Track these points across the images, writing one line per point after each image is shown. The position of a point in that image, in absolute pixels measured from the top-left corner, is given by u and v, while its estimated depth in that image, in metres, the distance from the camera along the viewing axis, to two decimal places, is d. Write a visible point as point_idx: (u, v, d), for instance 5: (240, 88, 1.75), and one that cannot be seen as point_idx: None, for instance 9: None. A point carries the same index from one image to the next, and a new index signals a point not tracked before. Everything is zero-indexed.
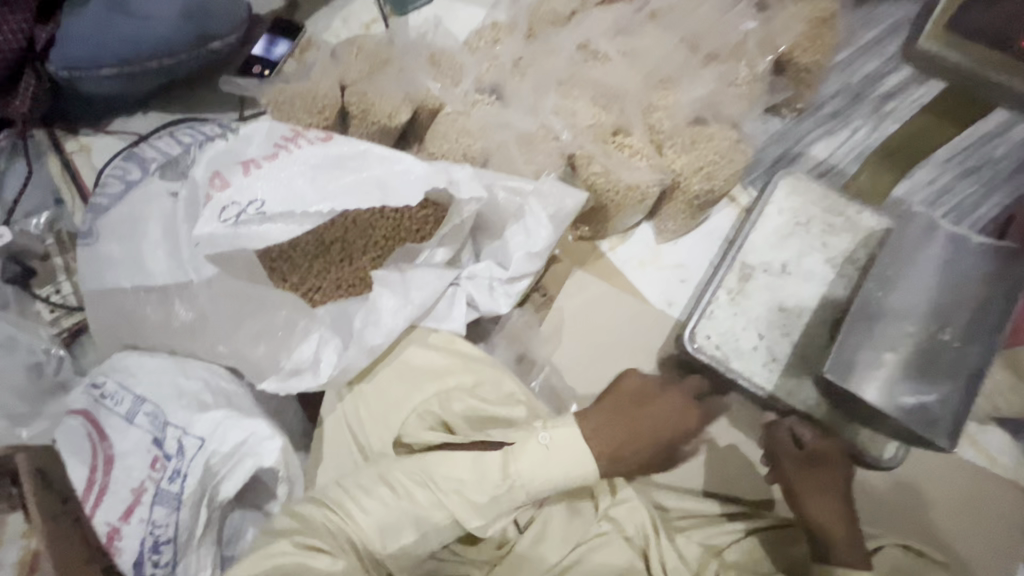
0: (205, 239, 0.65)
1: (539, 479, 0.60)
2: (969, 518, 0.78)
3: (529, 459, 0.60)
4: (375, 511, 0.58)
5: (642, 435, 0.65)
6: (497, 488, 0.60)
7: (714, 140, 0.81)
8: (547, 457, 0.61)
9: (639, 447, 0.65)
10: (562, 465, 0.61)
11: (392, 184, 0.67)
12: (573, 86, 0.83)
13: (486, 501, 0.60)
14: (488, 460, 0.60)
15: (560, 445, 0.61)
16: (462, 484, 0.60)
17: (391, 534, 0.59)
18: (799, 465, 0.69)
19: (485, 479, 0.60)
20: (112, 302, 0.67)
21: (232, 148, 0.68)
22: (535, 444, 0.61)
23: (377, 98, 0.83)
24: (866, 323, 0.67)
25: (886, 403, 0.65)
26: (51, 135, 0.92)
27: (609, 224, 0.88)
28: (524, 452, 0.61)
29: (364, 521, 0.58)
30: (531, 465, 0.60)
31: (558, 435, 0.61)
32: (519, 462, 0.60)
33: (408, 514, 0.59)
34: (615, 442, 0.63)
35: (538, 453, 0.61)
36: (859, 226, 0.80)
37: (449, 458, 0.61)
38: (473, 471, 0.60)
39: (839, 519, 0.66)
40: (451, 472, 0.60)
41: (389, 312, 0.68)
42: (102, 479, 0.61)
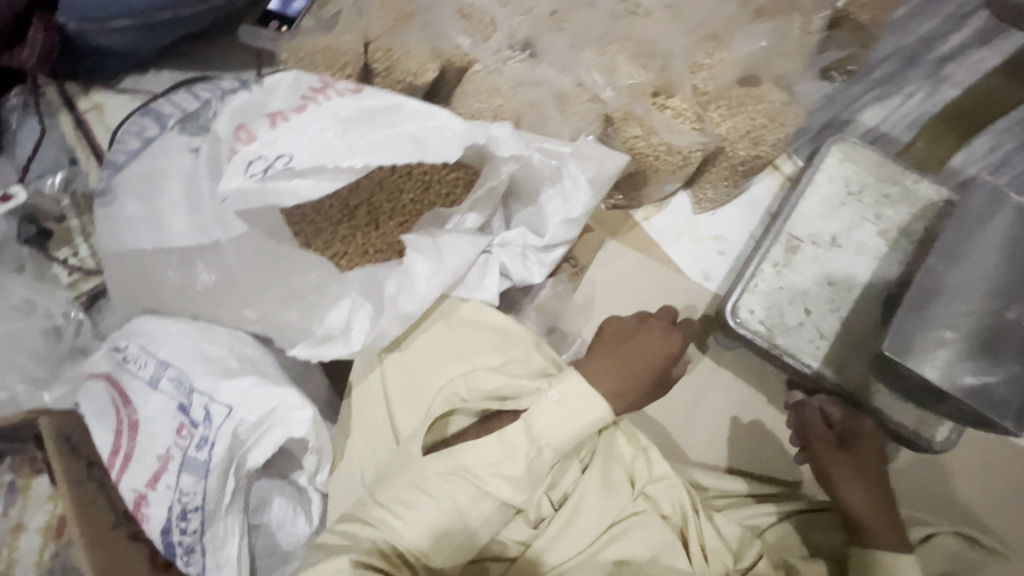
0: (234, 194, 0.60)
1: (561, 435, 0.59)
2: (1006, 494, 0.77)
3: (547, 421, 0.59)
4: (418, 520, 0.57)
5: (636, 369, 0.66)
6: (527, 456, 0.59)
7: (767, 98, 0.76)
8: (560, 415, 0.60)
9: (640, 378, 0.65)
10: (576, 418, 0.60)
11: (426, 141, 0.63)
12: (612, 42, 0.77)
13: (521, 475, 0.59)
14: (510, 434, 0.59)
15: (570, 401, 0.60)
16: (498, 465, 0.58)
17: (442, 539, 0.58)
18: (833, 448, 0.69)
19: (515, 453, 0.59)
20: (133, 263, 0.65)
21: (257, 100, 0.64)
22: (547, 404, 0.60)
23: (403, 53, 0.78)
24: (926, 298, 0.63)
25: (945, 383, 0.60)
26: (63, 92, 0.88)
27: (646, 192, 0.84)
28: (539, 414, 0.60)
29: (407, 532, 0.56)
30: (548, 423, 0.59)
31: (565, 391, 0.60)
32: (539, 426, 0.59)
33: (451, 514, 0.57)
34: (613, 380, 0.64)
35: (552, 412, 0.60)
36: (916, 197, 0.75)
37: (478, 444, 0.59)
38: (503, 449, 0.59)
39: (872, 500, 0.66)
40: (483, 458, 0.58)
41: (424, 279, 0.64)
42: (128, 444, 0.60)
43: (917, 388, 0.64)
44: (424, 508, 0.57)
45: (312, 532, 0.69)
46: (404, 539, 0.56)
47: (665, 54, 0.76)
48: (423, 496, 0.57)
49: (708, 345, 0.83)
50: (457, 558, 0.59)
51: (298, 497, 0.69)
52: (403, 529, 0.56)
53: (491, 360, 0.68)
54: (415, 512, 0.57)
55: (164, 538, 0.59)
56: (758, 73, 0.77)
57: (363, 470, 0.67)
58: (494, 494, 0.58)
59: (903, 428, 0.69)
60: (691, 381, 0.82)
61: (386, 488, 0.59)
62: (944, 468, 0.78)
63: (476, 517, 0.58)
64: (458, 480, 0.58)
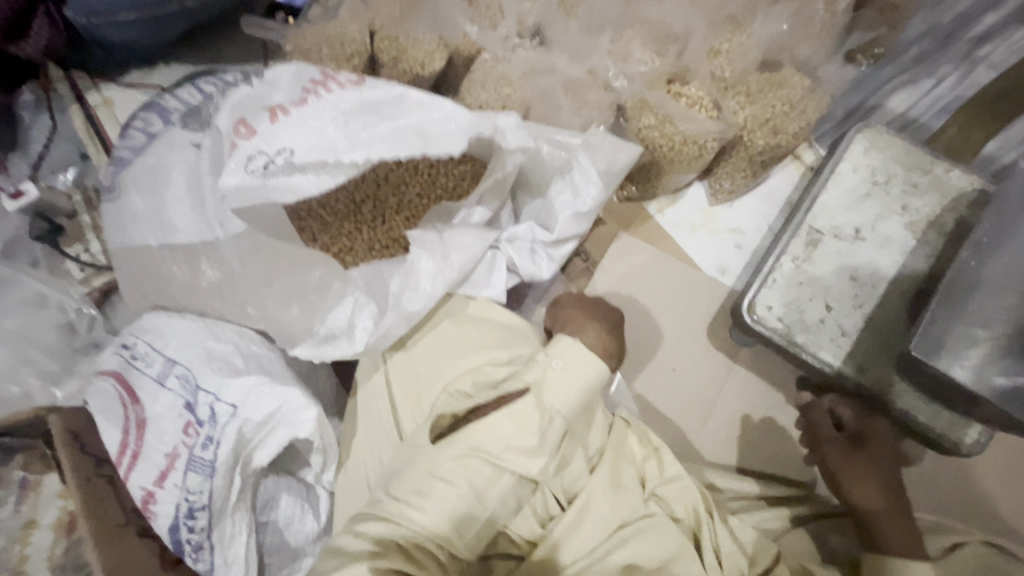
0: (233, 191, 0.59)
1: (569, 401, 0.59)
2: None
3: (555, 389, 0.59)
4: (436, 508, 0.56)
5: (596, 340, 0.66)
6: (540, 437, 0.58)
7: (790, 83, 0.72)
8: (565, 381, 0.59)
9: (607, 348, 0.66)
10: (579, 382, 0.59)
11: (431, 133, 0.61)
12: (626, 27, 0.74)
13: (536, 447, 0.57)
14: (523, 410, 0.58)
15: (573, 364, 0.60)
16: (509, 439, 0.57)
17: (463, 524, 0.57)
18: (844, 451, 0.69)
19: (528, 427, 0.58)
20: (138, 259, 0.64)
21: (257, 94, 0.61)
22: (553, 373, 0.59)
23: (411, 41, 0.76)
24: (956, 295, 0.60)
25: (979, 384, 0.57)
26: (74, 87, 0.88)
27: (659, 184, 0.81)
28: (545, 385, 0.59)
29: (426, 523, 0.55)
30: (559, 392, 0.59)
31: (565, 357, 0.60)
32: (549, 397, 0.59)
33: (469, 499, 0.56)
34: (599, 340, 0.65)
35: (556, 379, 0.59)
36: (947, 187, 0.71)
37: (488, 421, 0.58)
38: (515, 423, 0.58)
39: (884, 503, 0.66)
40: (495, 433, 0.58)
41: (429, 277, 0.63)
42: (135, 443, 0.60)
43: (950, 390, 0.60)
44: (433, 510, 0.56)
45: (321, 530, 0.69)
46: (422, 530, 0.56)
47: (683, 36, 0.74)
48: (427, 497, 0.56)
49: (724, 341, 0.81)
50: (478, 543, 0.58)
51: (305, 494, 0.69)
52: (421, 520, 0.56)
53: (499, 357, 0.65)
54: (431, 501, 0.56)
55: (173, 536, 0.59)
56: (780, 56, 0.74)
57: (369, 469, 0.66)
58: (510, 471, 0.57)
59: (931, 430, 0.65)
60: (706, 378, 0.80)
61: (400, 480, 0.58)
62: (967, 471, 0.75)
63: (484, 516, 0.57)
64: (473, 463, 0.57)
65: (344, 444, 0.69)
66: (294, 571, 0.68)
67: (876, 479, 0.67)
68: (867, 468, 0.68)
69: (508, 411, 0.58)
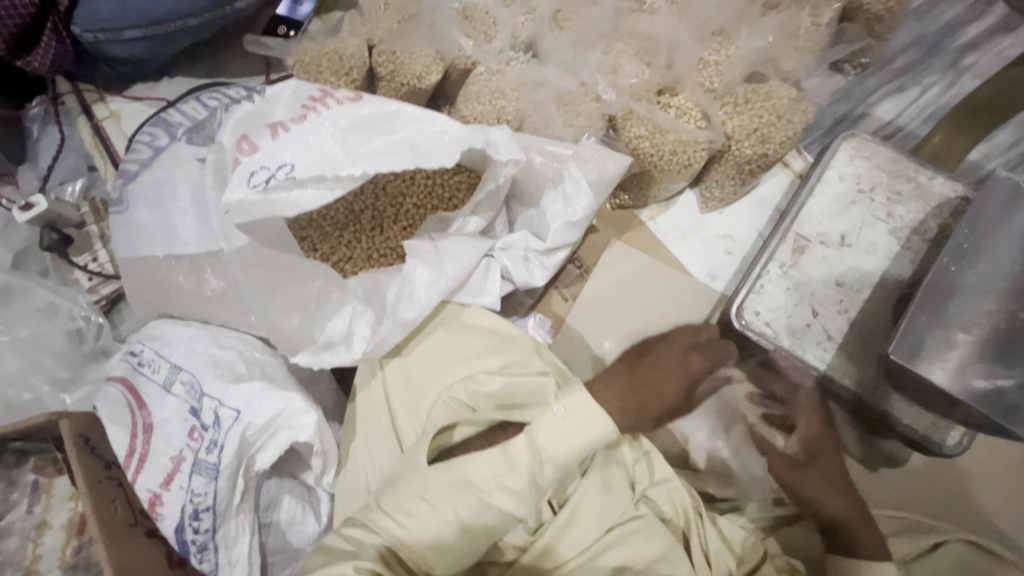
0: (236, 207, 0.62)
1: (563, 451, 0.60)
2: (1015, 496, 0.76)
3: (550, 433, 0.60)
4: (422, 527, 0.58)
5: (647, 388, 0.68)
6: (529, 456, 0.59)
7: (776, 94, 0.74)
8: (564, 427, 0.60)
9: (649, 399, 0.67)
10: (578, 431, 0.61)
11: (425, 147, 0.64)
12: (617, 40, 0.76)
13: (523, 487, 0.59)
14: (514, 446, 0.60)
15: (576, 414, 0.61)
16: (500, 477, 0.59)
17: (443, 549, 0.58)
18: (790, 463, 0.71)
19: (517, 466, 0.60)
20: (145, 269, 0.67)
21: (261, 109, 0.65)
22: (552, 417, 0.61)
23: (407, 56, 0.78)
24: (936, 299, 0.61)
25: (957, 387, 0.59)
26: (80, 100, 0.90)
27: (650, 192, 0.83)
28: (541, 427, 0.61)
29: (411, 540, 0.58)
30: (553, 440, 0.60)
31: (571, 404, 0.61)
32: (540, 439, 0.60)
33: (454, 524, 0.58)
34: (623, 402, 0.66)
35: (553, 424, 0.60)
36: (931, 194, 0.73)
37: (482, 457, 0.60)
38: (506, 463, 0.60)
39: (845, 509, 0.66)
40: (484, 449, 0.59)
41: (425, 286, 0.65)
42: (142, 446, 0.62)
43: (932, 394, 0.61)
44: (428, 510, 0.58)
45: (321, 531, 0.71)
46: (407, 545, 0.58)
47: (670, 50, 0.75)
48: (423, 498, 0.58)
49: None
50: (458, 566, 0.60)
51: (307, 496, 0.71)
52: (407, 536, 0.58)
53: (491, 364, 0.67)
54: (417, 520, 0.58)
55: (178, 537, 0.61)
56: (765, 68, 0.76)
57: (367, 472, 0.68)
58: (497, 506, 0.59)
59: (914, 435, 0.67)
60: None
61: (392, 494, 0.60)
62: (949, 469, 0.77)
63: (479, 516, 0.59)
64: (464, 495, 0.59)
65: (343, 447, 0.71)
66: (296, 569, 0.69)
67: (832, 482, 0.68)
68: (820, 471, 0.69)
69: (502, 447, 0.60)
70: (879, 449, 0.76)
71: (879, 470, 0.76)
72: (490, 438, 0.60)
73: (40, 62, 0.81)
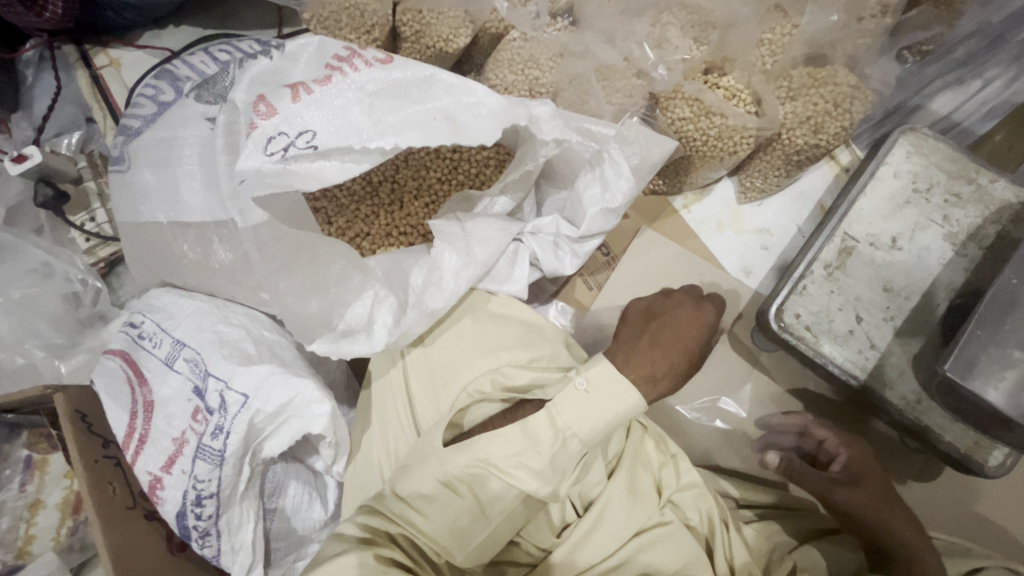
0: (251, 175, 0.55)
1: (588, 426, 0.56)
2: None
3: (574, 410, 0.56)
4: (438, 515, 0.56)
5: (671, 349, 0.61)
6: (551, 446, 0.55)
7: (835, 79, 0.68)
8: (587, 401, 0.56)
9: (674, 361, 0.61)
10: (602, 406, 0.56)
11: (460, 119, 0.58)
12: (666, 9, 0.69)
13: (546, 469, 0.55)
14: (539, 433, 0.56)
15: (599, 388, 0.56)
16: (520, 455, 0.55)
17: (463, 535, 0.56)
18: (832, 483, 0.66)
19: (538, 446, 0.56)
20: (148, 236, 0.62)
21: (277, 67, 0.59)
22: (574, 393, 0.56)
23: (434, 15, 0.71)
24: (1000, 313, 0.56)
25: (1016, 410, 0.54)
26: (80, 49, 0.82)
27: (688, 179, 0.78)
28: (564, 404, 0.56)
29: (428, 528, 0.56)
30: (575, 413, 0.56)
31: (593, 377, 0.57)
32: (563, 415, 0.56)
33: (473, 511, 0.56)
34: (646, 365, 0.60)
35: (576, 400, 0.56)
36: (991, 197, 0.67)
37: (499, 433, 0.56)
38: (526, 440, 0.56)
39: (903, 527, 0.63)
40: (506, 449, 0.56)
41: (452, 272, 0.61)
42: (142, 427, 0.59)
43: (984, 413, 0.57)
44: (448, 504, 0.56)
45: (327, 518, 0.70)
46: (422, 532, 0.56)
47: (725, 25, 0.68)
48: (435, 500, 0.56)
49: (744, 347, 0.78)
50: (479, 556, 0.58)
51: (314, 482, 0.69)
52: (422, 526, 0.56)
53: (520, 357, 0.64)
54: (434, 506, 0.56)
55: (180, 522, 0.58)
56: (830, 50, 0.68)
57: (379, 460, 0.66)
58: (519, 487, 0.56)
59: (955, 450, 0.64)
60: (725, 382, 0.79)
61: (408, 481, 0.57)
62: (969, 484, 0.75)
63: (500, 513, 0.56)
64: (481, 471, 0.55)
65: (355, 434, 0.68)
66: (300, 558, 0.67)
67: (885, 499, 0.65)
68: (858, 496, 0.64)
69: (521, 424, 0.56)
70: (910, 461, 0.75)
71: (907, 483, 0.76)
72: (514, 428, 0.56)
73: (52, 10, 0.73)
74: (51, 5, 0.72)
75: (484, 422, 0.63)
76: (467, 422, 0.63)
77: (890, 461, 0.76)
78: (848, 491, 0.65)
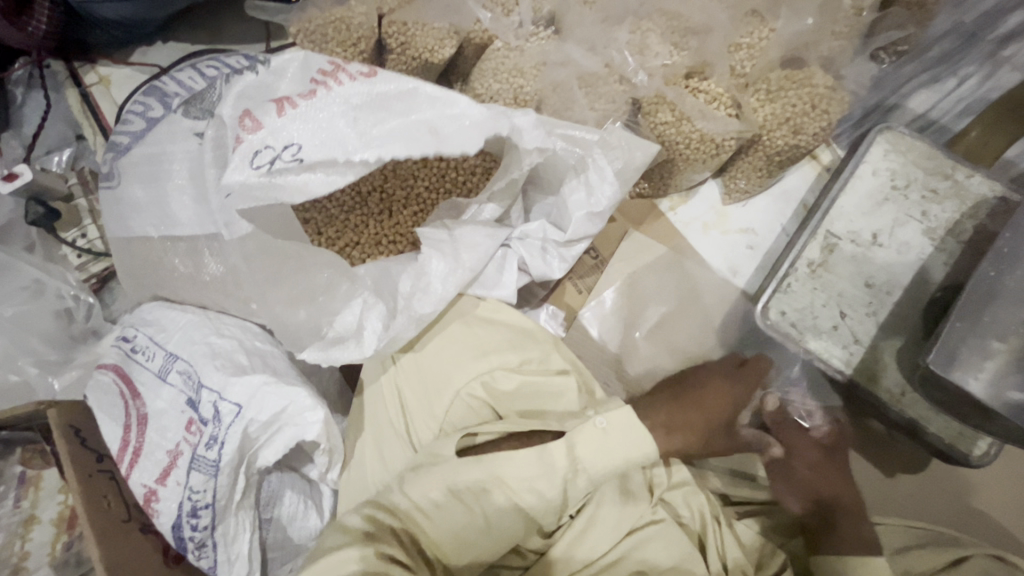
0: (237, 189, 0.56)
1: (602, 464, 0.58)
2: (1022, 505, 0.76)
3: (592, 450, 0.58)
4: (442, 519, 0.56)
5: (689, 407, 0.68)
6: (564, 476, 0.57)
7: (812, 81, 0.69)
8: (606, 442, 0.58)
9: (694, 417, 0.67)
10: (619, 449, 0.59)
11: (444, 129, 0.59)
12: (647, 16, 0.70)
13: (554, 493, 0.57)
14: (554, 458, 0.57)
15: (617, 428, 0.59)
16: (532, 480, 0.57)
17: (463, 542, 0.57)
18: (810, 447, 0.73)
19: (553, 472, 0.57)
20: (139, 250, 0.63)
21: (263, 82, 0.60)
22: (593, 432, 0.58)
23: (419, 27, 0.72)
24: (977, 305, 0.58)
25: (995, 399, 0.55)
26: (68, 66, 0.84)
27: (672, 181, 0.79)
28: (584, 440, 0.58)
29: (432, 529, 0.56)
30: (590, 451, 0.58)
31: (613, 419, 0.59)
32: (582, 450, 0.58)
33: (478, 524, 0.56)
34: (664, 419, 0.65)
35: (595, 437, 0.58)
36: (968, 192, 0.68)
37: (514, 458, 0.57)
38: (540, 466, 0.57)
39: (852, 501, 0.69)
40: (518, 471, 0.57)
41: (439, 278, 0.62)
42: (136, 439, 0.59)
43: (965, 403, 0.59)
44: (452, 509, 0.56)
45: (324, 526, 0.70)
46: (425, 533, 0.56)
47: (703, 31, 0.69)
48: (433, 505, 0.56)
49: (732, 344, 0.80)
50: (477, 561, 0.58)
51: (309, 490, 0.69)
52: (429, 528, 0.56)
53: (510, 360, 0.65)
54: (440, 511, 0.56)
55: (175, 534, 0.59)
56: (804, 53, 0.70)
57: (370, 471, 0.66)
58: (521, 504, 0.57)
59: (939, 442, 0.65)
60: None
61: (416, 479, 0.57)
62: (959, 476, 0.77)
63: (502, 526, 0.57)
64: (490, 490, 0.57)
65: (348, 441, 0.69)
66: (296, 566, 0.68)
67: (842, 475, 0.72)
68: (823, 467, 0.72)
69: None
70: (898, 453, 0.77)
71: (896, 475, 0.77)
72: None
73: (37, 25, 0.74)
74: (36, 20, 0.74)
75: (497, 441, 0.61)
76: (479, 437, 0.62)
77: (878, 454, 0.77)
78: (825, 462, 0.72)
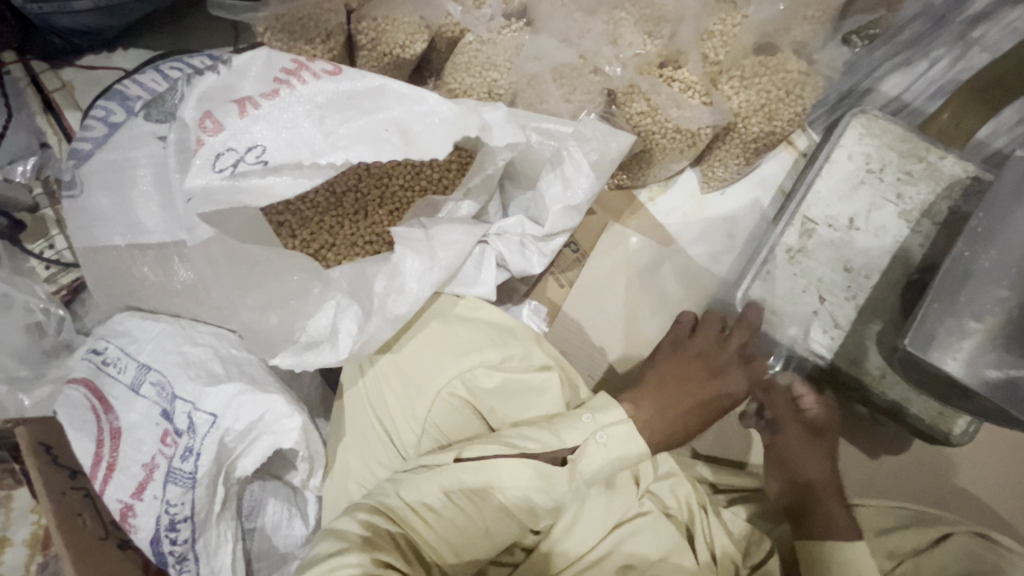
0: (199, 193, 0.55)
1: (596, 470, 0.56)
2: (1003, 480, 0.77)
3: (591, 461, 0.56)
4: (442, 522, 0.55)
5: (691, 414, 0.62)
6: (563, 492, 0.55)
7: (785, 67, 0.69)
8: (604, 454, 0.56)
9: (691, 417, 0.62)
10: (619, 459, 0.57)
11: (412, 128, 0.58)
12: (618, 6, 0.69)
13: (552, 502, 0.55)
14: (553, 475, 0.55)
15: (616, 440, 0.56)
16: (530, 491, 0.55)
17: (462, 548, 0.56)
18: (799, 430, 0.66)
19: (553, 490, 0.55)
20: (105, 260, 0.61)
21: (225, 82, 0.58)
22: (594, 446, 0.56)
23: (389, 22, 0.70)
24: (952, 285, 0.58)
25: (971, 377, 0.56)
26: (29, 69, 0.80)
27: (649, 170, 0.78)
28: (587, 456, 0.56)
29: (431, 535, 0.55)
30: (592, 467, 0.56)
31: (614, 433, 0.57)
32: (582, 466, 0.56)
33: (477, 529, 0.55)
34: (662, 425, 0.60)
35: (596, 453, 0.56)
36: (941, 174, 0.69)
37: (514, 470, 0.54)
38: (539, 479, 0.54)
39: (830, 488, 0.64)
40: (517, 482, 0.54)
41: (415, 277, 0.61)
42: (110, 454, 0.57)
43: (943, 382, 0.59)
44: (450, 513, 0.55)
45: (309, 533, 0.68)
46: (423, 537, 0.55)
47: (675, 19, 0.69)
48: (427, 505, 0.56)
49: None
50: (470, 564, 0.58)
51: (293, 498, 0.68)
52: (426, 533, 0.55)
53: (492, 357, 0.65)
54: (441, 517, 0.55)
55: (155, 549, 0.57)
56: (776, 39, 0.70)
57: (356, 474, 0.65)
58: (515, 513, 0.56)
59: (920, 422, 0.66)
60: None
61: (412, 482, 0.56)
62: (943, 456, 0.77)
63: (497, 531, 0.56)
64: (487, 498, 0.55)
65: (330, 447, 0.68)
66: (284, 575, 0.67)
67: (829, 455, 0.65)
68: (813, 449, 0.65)
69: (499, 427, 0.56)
70: (882, 434, 0.78)
71: (880, 456, 0.78)
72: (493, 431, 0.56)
73: None
74: None
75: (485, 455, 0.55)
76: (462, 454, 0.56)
77: (861, 436, 0.78)
78: (814, 444, 0.65)
